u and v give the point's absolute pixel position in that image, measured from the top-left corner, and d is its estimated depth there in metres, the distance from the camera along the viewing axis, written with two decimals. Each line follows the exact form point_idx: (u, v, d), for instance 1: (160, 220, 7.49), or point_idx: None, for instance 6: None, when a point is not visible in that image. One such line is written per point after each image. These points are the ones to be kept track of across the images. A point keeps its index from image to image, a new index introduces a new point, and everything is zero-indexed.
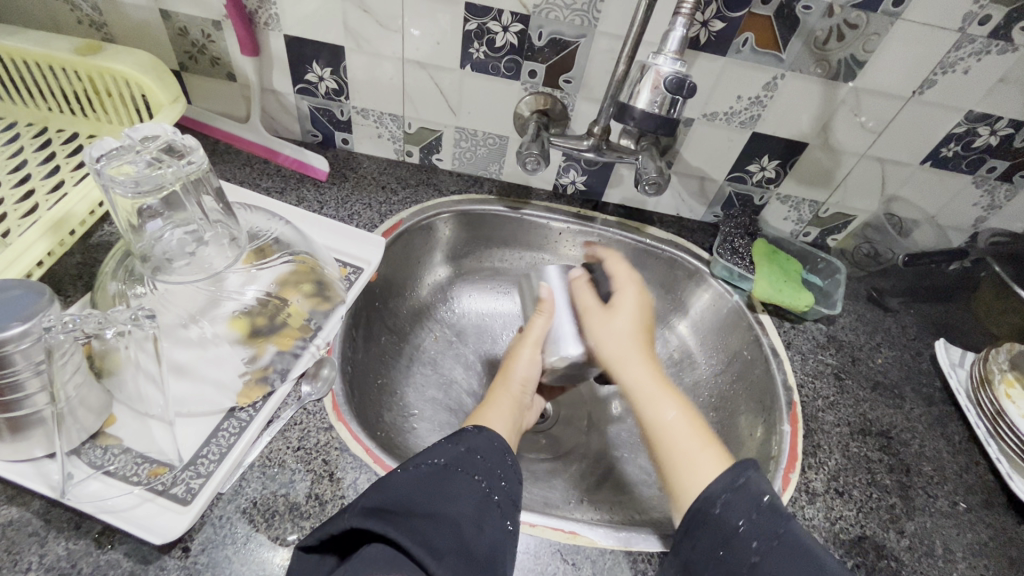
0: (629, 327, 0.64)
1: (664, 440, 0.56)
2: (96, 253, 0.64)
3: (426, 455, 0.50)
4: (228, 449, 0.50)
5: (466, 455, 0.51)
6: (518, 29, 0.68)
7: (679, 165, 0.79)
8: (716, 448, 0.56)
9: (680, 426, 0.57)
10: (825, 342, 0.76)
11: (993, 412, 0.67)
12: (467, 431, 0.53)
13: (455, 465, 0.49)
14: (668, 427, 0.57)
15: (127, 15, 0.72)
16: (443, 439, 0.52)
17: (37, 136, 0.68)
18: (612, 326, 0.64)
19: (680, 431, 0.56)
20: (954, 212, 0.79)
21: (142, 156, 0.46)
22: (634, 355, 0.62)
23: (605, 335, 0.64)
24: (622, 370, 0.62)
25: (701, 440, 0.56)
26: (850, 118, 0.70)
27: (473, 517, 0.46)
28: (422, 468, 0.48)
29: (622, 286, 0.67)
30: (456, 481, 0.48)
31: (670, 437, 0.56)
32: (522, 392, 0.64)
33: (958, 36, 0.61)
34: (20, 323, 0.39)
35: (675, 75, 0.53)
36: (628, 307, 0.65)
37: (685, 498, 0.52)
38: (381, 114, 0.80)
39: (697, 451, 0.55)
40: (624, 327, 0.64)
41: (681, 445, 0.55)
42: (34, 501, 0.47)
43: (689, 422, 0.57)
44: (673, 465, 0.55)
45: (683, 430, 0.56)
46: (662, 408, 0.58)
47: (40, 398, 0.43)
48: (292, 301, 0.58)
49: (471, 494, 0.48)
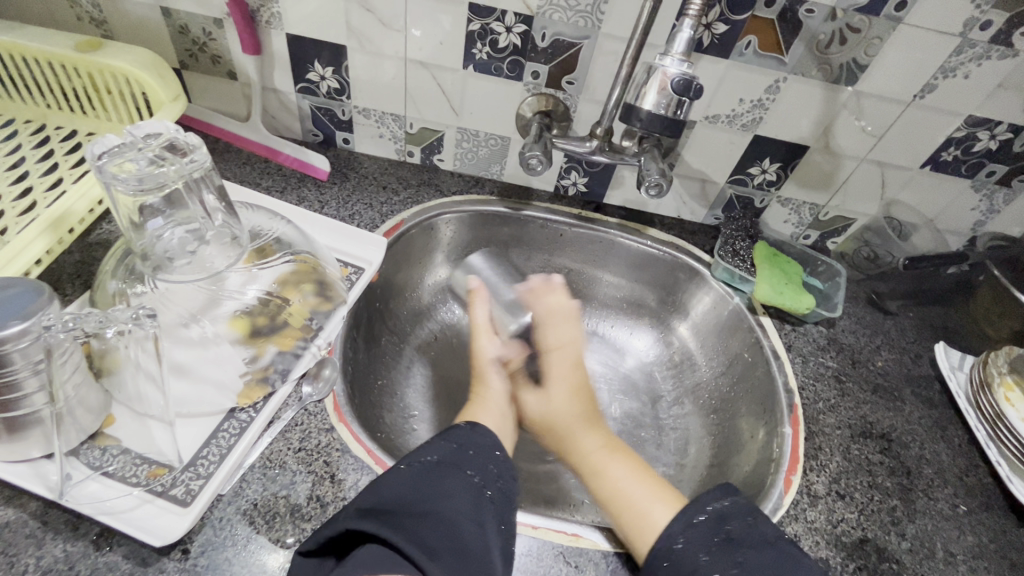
0: (566, 407, 0.62)
1: (617, 503, 0.55)
2: (94, 251, 0.63)
3: (421, 453, 0.50)
4: (228, 450, 0.50)
5: (459, 451, 0.51)
6: (522, 30, 0.67)
7: (680, 167, 0.79)
8: (667, 495, 0.56)
9: (630, 489, 0.56)
10: (825, 344, 0.76)
11: (993, 415, 0.67)
12: (459, 428, 0.54)
13: (448, 461, 0.50)
14: (616, 494, 0.56)
15: (127, 12, 0.71)
16: (436, 437, 0.52)
17: (35, 133, 0.68)
18: (548, 413, 0.62)
19: (627, 491, 0.56)
20: (953, 216, 0.80)
21: (144, 154, 0.46)
22: (575, 431, 0.62)
23: (544, 422, 0.63)
24: (567, 445, 0.62)
25: (651, 494, 0.55)
26: (851, 123, 0.71)
27: (468, 512, 0.46)
28: (416, 466, 0.48)
29: (554, 364, 0.64)
30: (450, 476, 0.48)
31: (617, 502, 0.55)
32: (503, 382, 0.63)
33: (958, 41, 0.62)
34: (19, 322, 0.39)
35: (682, 77, 0.54)
36: (561, 389, 0.63)
37: (640, 555, 0.51)
38: (382, 113, 0.79)
39: (647, 506, 0.54)
40: (562, 410, 0.62)
41: (633, 506, 0.54)
42: (31, 502, 0.46)
43: (634, 477, 0.57)
44: (619, 529, 0.54)
45: (629, 487, 0.56)
46: (607, 476, 0.58)
47: (38, 398, 0.43)
48: (293, 301, 0.57)
49: (465, 489, 0.48)
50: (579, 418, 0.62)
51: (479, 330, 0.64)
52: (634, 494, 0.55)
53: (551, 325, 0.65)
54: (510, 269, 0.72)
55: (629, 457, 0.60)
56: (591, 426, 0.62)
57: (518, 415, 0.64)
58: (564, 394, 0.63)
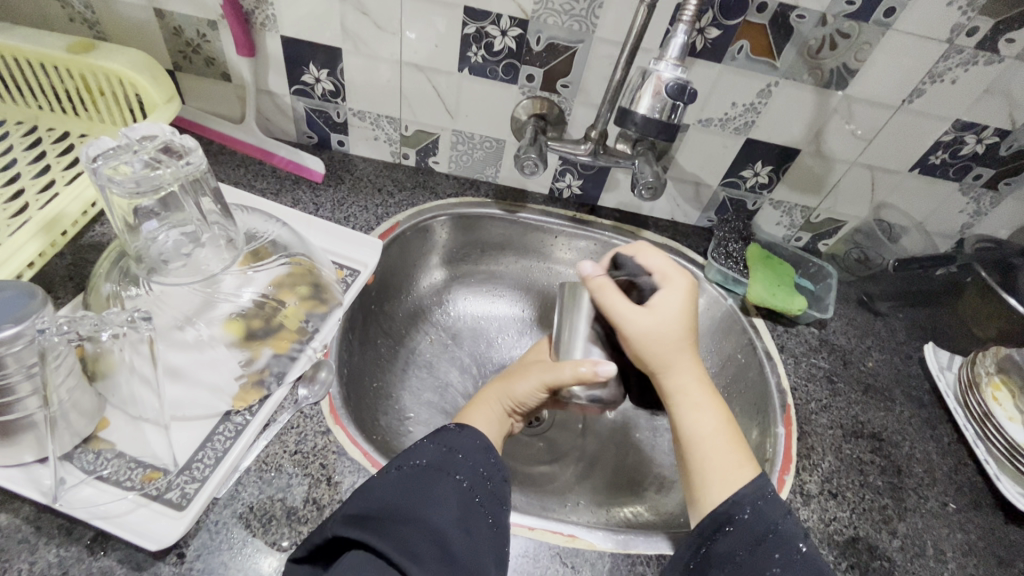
0: (677, 331, 0.59)
1: (698, 445, 0.55)
2: (87, 253, 0.63)
3: (409, 455, 0.50)
4: (223, 454, 0.50)
5: (448, 455, 0.50)
6: (517, 34, 0.68)
7: (674, 170, 0.79)
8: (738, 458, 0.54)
9: (720, 430, 0.56)
10: (817, 345, 0.77)
11: (981, 415, 0.68)
12: (448, 430, 0.53)
13: (436, 466, 0.49)
14: (707, 436, 0.55)
15: (120, 14, 0.71)
16: (425, 439, 0.52)
17: (27, 135, 0.67)
18: (659, 327, 0.59)
19: (716, 441, 0.55)
20: (941, 219, 0.81)
21: (139, 156, 0.46)
22: (678, 356, 0.59)
23: (648, 335, 0.59)
24: (666, 371, 0.59)
25: (740, 452, 0.54)
26: (841, 126, 0.72)
27: (457, 518, 0.46)
28: (404, 470, 0.48)
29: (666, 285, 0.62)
30: (439, 481, 0.48)
31: (701, 445, 0.55)
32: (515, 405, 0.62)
33: (946, 47, 0.63)
34: (12, 325, 0.38)
35: (676, 82, 0.54)
36: (673, 307, 0.60)
37: (711, 501, 0.52)
38: (377, 116, 0.79)
39: (728, 461, 0.53)
40: (667, 328, 0.59)
41: (718, 454, 0.54)
42: (24, 507, 0.46)
43: (725, 430, 0.56)
44: (695, 474, 0.54)
45: (718, 435, 0.55)
46: (704, 415, 0.56)
47: (32, 401, 0.43)
48: (288, 303, 0.57)
49: (454, 494, 0.47)
50: (683, 347, 0.59)
51: (546, 377, 0.59)
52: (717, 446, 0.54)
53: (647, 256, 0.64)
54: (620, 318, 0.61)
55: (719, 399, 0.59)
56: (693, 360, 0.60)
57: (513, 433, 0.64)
58: (675, 312, 0.60)
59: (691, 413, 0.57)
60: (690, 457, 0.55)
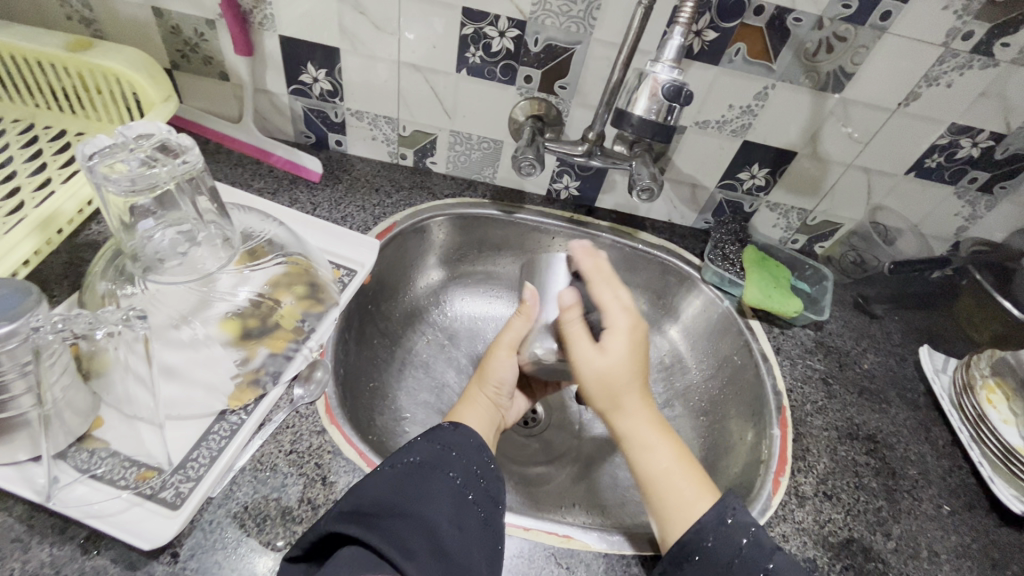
0: (631, 369, 0.59)
1: (654, 489, 0.54)
2: (83, 252, 0.62)
3: (404, 453, 0.50)
4: (218, 453, 0.50)
5: (442, 453, 0.51)
6: (515, 35, 0.68)
7: (671, 172, 0.80)
8: (698, 483, 0.55)
9: (680, 466, 0.55)
10: (813, 347, 0.77)
11: (976, 417, 0.69)
12: (442, 428, 0.54)
13: (431, 464, 0.49)
14: (661, 479, 0.55)
15: (118, 12, 0.71)
16: (420, 437, 0.52)
17: (23, 133, 0.67)
18: (607, 367, 0.58)
19: (674, 482, 0.54)
20: (937, 222, 0.82)
21: (135, 154, 0.46)
22: (627, 396, 0.58)
23: (606, 379, 0.58)
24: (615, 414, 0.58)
25: (698, 483, 0.54)
26: (838, 129, 0.72)
27: (451, 516, 0.46)
28: (399, 467, 0.48)
29: (618, 322, 0.60)
30: (433, 478, 0.48)
31: (658, 486, 0.54)
32: (501, 395, 0.65)
33: (942, 51, 0.63)
34: (7, 323, 0.38)
35: (673, 83, 0.54)
36: (621, 348, 0.59)
37: (671, 535, 0.52)
38: (375, 115, 0.79)
39: (689, 498, 0.53)
40: (619, 370, 0.58)
41: (677, 489, 0.54)
42: (17, 506, 0.46)
43: (681, 470, 0.55)
44: (659, 515, 0.53)
45: (675, 476, 0.54)
46: (660, 452, 0.56)
47: (26, 400, 0.42)
48: (285, 302, 0.57)
49: (447, 491, 0.48)
50: (639, 383, 0.59)
51: (506, 341, 0.65)
52: (674, 489, 0.54)
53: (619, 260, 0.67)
54: None
55: (673, 438, 0.58)
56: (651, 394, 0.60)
57: (504, 422, 0.67)
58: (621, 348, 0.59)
59: (645, 451, 0.56)
60: (649, 496, 0.55)
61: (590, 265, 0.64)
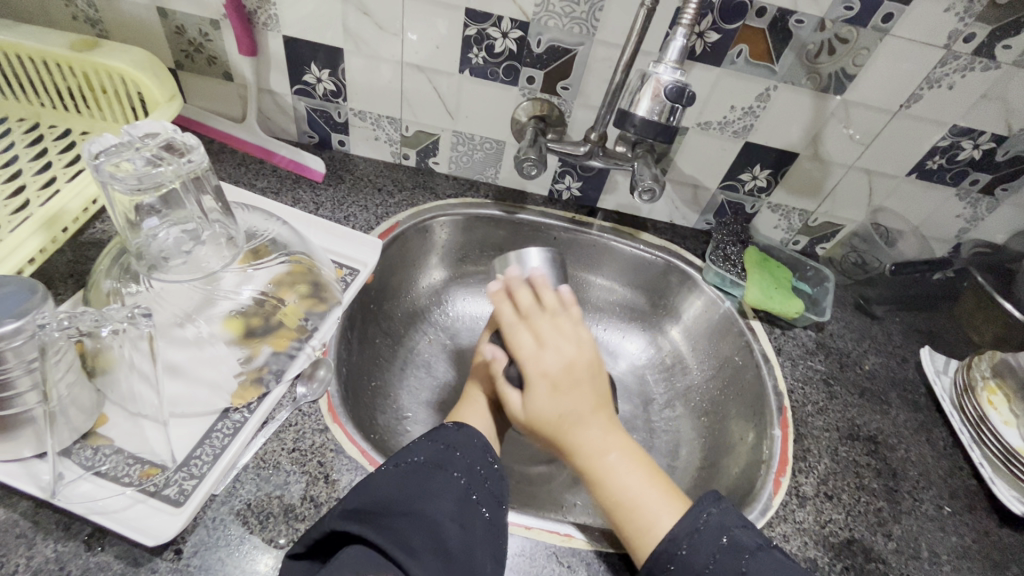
0: (559, 408, 0.56)
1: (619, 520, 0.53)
2: (87, 250, 0.63)
3: (408, 453, 0.50)
4: (221, 450, 0.50)
5: (446, 452, 0.51)
6: (518, 36, 0.68)
7: (673, 173, 0.80)
8: (668, 497, 0.55)
9: (640, 488, 0.54)
10: (814, 348, 0.77)
11: (977, 418, 0.69)
12: (446, 428, 0.54)
13: (435, 463, 0.50)
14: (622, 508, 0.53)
15: (123, 13, 0.71)
16: (423, 437, 0.52)
17: (29, 132, 0.67)
18: (531, 420, 0.57)
19: (634, 505, 0.53)
20: (938, 224, 0.82)
21: (141, 153, 0.46)
22: (567, 437, 0.56)
23: (538, 428, 0.57)
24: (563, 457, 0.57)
25: (661, 499, 0.54)
26: (840, 130, 0.72)
27: (453, 515, 0.47)
28: (402, 467, 0.49)
29: (530, 370, 0.58)
30: (436, 478, 0.49)
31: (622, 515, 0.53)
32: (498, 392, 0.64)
33: (943, 53, 0.63)
34: (13, 320, 0.39)
35: (675, 84, 0.55)
36: (543, 394, 0.57)
37: (639, 558, 0.51)
38: (378, 116, 0.80)
39: (655, 513, 0.53)
40: (547, 417, 0.56)
41: (640, 512, 0.53)
42: (21, 502, 0.46)
43: (640, 492, 0.54)
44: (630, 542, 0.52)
45: (635, 501, 0.53)
46: (615, 478, 0.55)
47: (31, 397, 0.43)
48: (288, 301, 0.58)
49: (450, 491, 0.48)
50: (574, 415, 0.56)
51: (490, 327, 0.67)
52: (635, 515, 0.53)
53: (544, 286, 0.65)
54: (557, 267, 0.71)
55: (623, 464, 0.56)
56: (598, 415, 0.58)
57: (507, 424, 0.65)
58: (543, 395, 0.57)
59: (598, 482, 0.55)
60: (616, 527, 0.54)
61: (503, 315, 0.63)
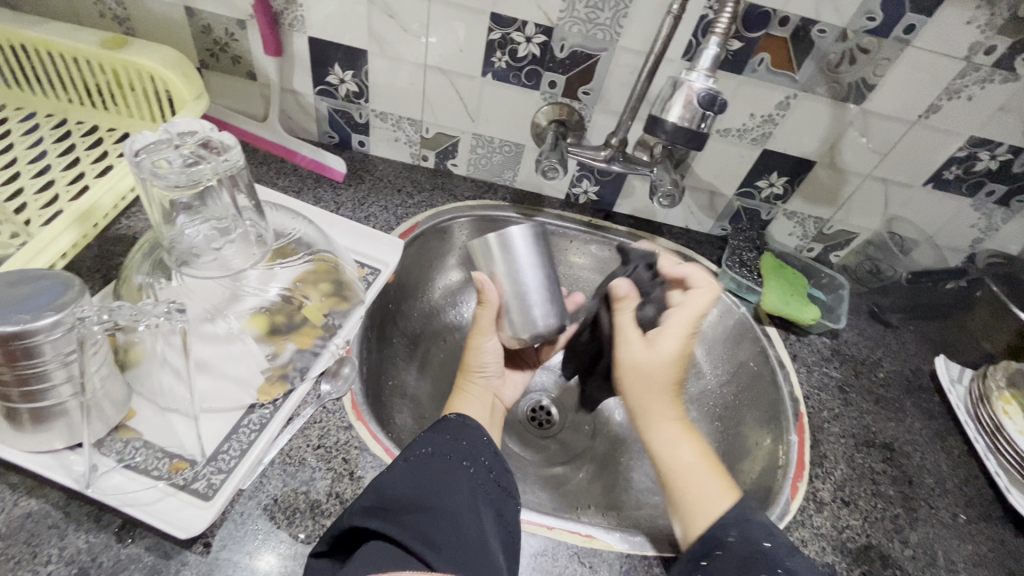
0: (673, 368, 0.60)
1: (682, 482, 0.55)
2: (114, 246, 0.63)
3: (416, 446, 0.50)
4: (248, 446, 0.50)
5: (454, 444, 0.51)
6: (541, 41, 0.69)
7: (690, 178, 0.81)
8: (722, 481, 0.55)
9: (705, 467, 0.55)
10: (829, 355, 0.77)
11: (992, 427, 0.69)
12: (451, 420, 0.54)
13: (443, 455, 0.50)
14: (690, 471, 0.55)
15: (151, 11, 0.72)
16: (430, 429, 0.53)
17: (57, 128, 0.68)
18: (647, 360, 0.60)
19: (702, 477, 0.54)
20: (952, 234, 0.82)
21: (179, 152, 0.47)
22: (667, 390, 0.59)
23: (640, 369, 0.60)
24: (648, 407, 0.59)
25: (716, 481, 0.54)
26: (857, 140, 0.73)
27: (467, 505, 0.47)
28: (412, 459, 0.49)
29: (672, 323, 0.61)
30: (446, 469, 0.49)
31: (690, 476, 0.55)
32: (489, 376, 0.66)
33: (964, 64, 0.64)
34: (53, 313, 0.39)
35: (707, 92, 0.55)
36: (666, 348, 0.60)
37: (694, 524, 0.52)
38: (399, 117, 0.80)
39: (714, 494, 0.53)
40: (660, 364, 0.60)
41: (704, 485, 0.54)
42: (53, 493, 0.46)
43: (710, 467, 0.56)
44: (690, 499, 0.53)
45: (702, 473, 0.55)
46: (680, 449, 0.57)
47: (66, 389, 0.43)
48: (310, 299, 0.57)
49: (462, 482, 0.48)
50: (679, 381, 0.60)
51: (480, 329, 0.64)
52: (704, 479, 0.54)
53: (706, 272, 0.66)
54: (544, 251, 0.62)
55: (700, 438, 0.58)
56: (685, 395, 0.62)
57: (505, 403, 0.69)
58: (669, 348, 0.60)
59: (674, 444, 0.57)
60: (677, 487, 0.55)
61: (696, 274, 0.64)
